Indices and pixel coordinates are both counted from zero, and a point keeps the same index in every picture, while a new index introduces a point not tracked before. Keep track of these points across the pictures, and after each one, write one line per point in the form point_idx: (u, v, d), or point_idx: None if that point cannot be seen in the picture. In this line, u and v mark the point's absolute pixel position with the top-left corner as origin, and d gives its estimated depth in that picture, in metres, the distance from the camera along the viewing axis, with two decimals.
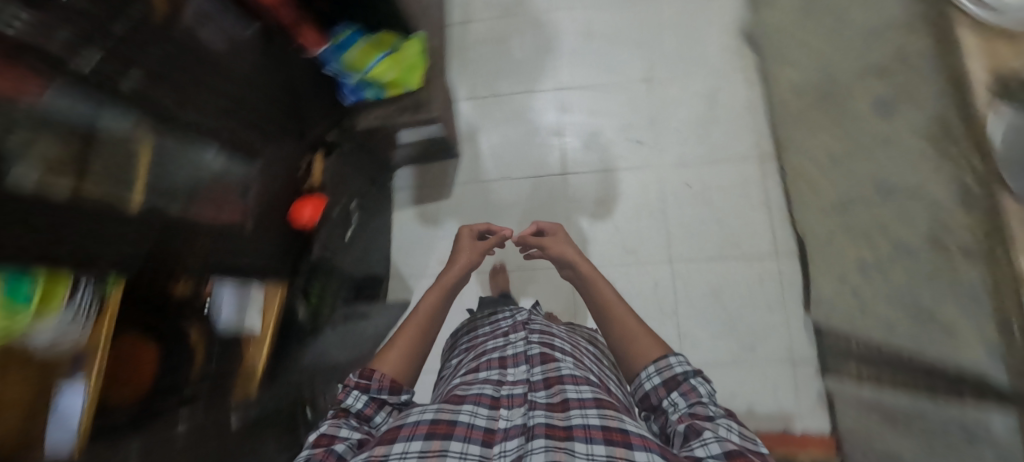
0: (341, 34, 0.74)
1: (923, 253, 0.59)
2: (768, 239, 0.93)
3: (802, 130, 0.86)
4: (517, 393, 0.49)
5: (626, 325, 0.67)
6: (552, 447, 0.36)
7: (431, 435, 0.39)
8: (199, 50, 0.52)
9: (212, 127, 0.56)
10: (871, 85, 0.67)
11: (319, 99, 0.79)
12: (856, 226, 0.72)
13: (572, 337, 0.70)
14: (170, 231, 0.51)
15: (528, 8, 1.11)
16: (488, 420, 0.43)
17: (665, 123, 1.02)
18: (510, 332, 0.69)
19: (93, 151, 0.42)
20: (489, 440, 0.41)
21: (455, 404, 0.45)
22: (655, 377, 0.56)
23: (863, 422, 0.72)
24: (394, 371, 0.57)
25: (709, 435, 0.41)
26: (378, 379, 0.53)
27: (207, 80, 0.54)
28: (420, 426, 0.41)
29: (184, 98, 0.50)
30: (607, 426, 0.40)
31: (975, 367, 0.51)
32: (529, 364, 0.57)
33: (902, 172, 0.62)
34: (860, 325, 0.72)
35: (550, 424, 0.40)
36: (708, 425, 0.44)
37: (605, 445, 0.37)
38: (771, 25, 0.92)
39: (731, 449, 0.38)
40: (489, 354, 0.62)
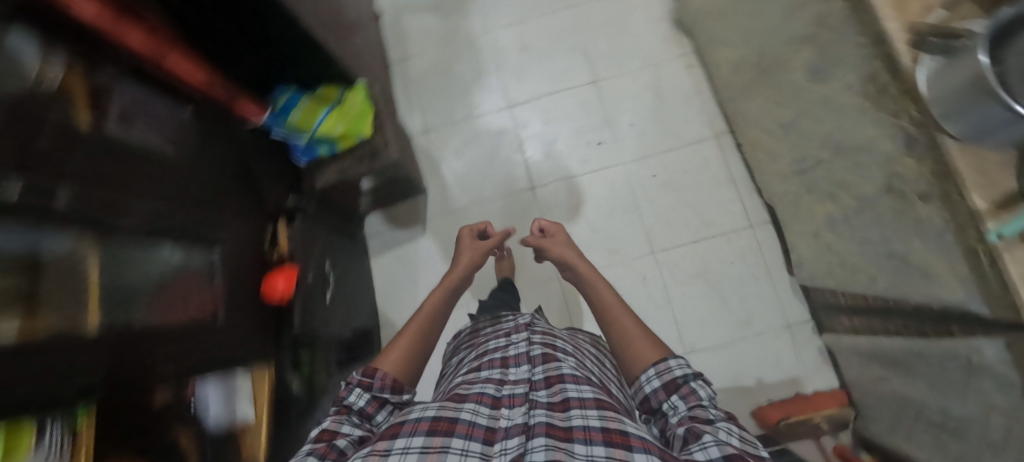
0: (282, 98, 0.75)
1: (885, 203, 0.61)
2: (740, 213, 0.95)
3: (748, 104, 0.88)
4: (519, 392, 0.44)
5: (625, 327, 0.62)
6: (552, 447, 0.32)
7: (433, 433, 0.35)
8: (125, 147, 0.48)
9: (160, 220, 0.50)
10: (802, 54, 0.70)
11: (271, 166, 0.77)
12: (818, 187, 0.75)
13: (574, 341, 0.65)
14: (133, 338, 0.43)
15: (464, 34, 1.12)
16: (489, 419, 0.39)
17: (617, 120, 1.02)
18: (512, 333, 0.64)
19: (44, 276, 0.38)
20: (490, 440, 0.36)
21: (456, 402, 0.41)
22: (652, 379, 0.51)
23: (868, 371, 0.74)
24: (396, 372, 0.52)
25: (709, 439, 0.36)
26: (380, 378, 0.48)
27: (146, 169, 0.50)
28: (421, 423, 0.37)
29: (119, 195, 0.45)
30: (608, 428, 0.36)
31: (958, 303, 0.53)
32: (531, 364, 0.52)
33: (847, 131, 0.65)
34: (843, 279, 0.74)
35: (551, 423, 0.36)
36: (709, 427, 0.39)
37: (604, 447, 0.33)
38: (698, 11, 0.96)
39: (733, 452, 0.34)
40: (491, 353, 0.57)
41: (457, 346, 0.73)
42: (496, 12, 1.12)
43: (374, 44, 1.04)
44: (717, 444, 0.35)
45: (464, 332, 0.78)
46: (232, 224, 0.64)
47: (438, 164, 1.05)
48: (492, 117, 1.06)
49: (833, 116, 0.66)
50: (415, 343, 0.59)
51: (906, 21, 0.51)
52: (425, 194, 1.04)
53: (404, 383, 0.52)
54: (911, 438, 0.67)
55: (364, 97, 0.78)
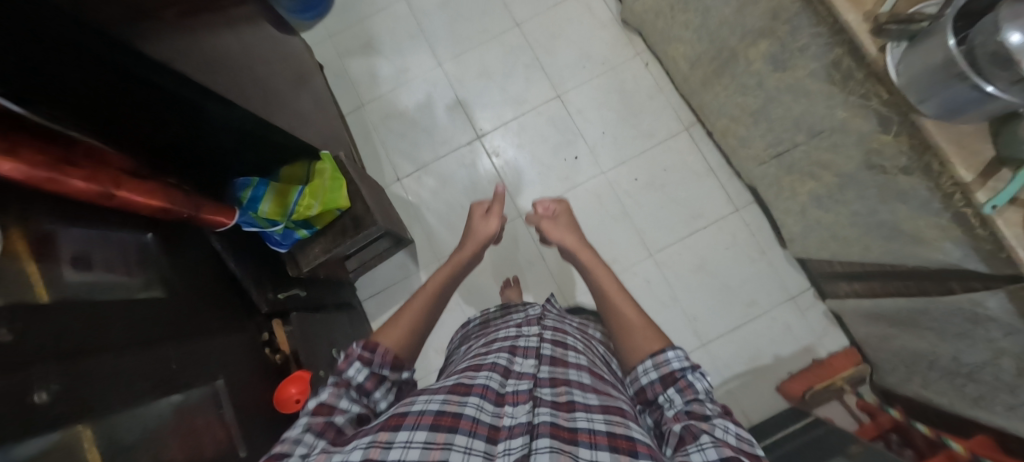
0: (247, 191, 0.72)
1: (866, 178, 0.64)
2: (724, 198, 0.97)
3: (711, 95, 0.90)
4: (524, 388, 0.42)
5: (625, 318, 0.61)
6: (557, 450, 0.32)
7: (436, 426, 0.33)
8: (91, 302, 0.43)
9: (149, 360, 0.45)
10: (757, 47, 0.71)
11: (259, 265, 0.71)
12: (797, 167, 0.77)
13: (584, 337, 0.66)
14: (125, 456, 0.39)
15: (414, 72, 1.08)
16: (492, 417, 0.38)
17: (586, 131, 1.02)
18: (522, 325, 0.63)
19: None
20: (494, 438, 0.35)
21: (460, 394, 0.39)
22: (650, 371, 0.50)
23: (876, 329, 0.78)
24: (396, 346, 0.53)
25: (705, 439, 0.36)
26: (381, 353, 0.48)
27: (120, 315, 0.45)
28: (424, 416, 0.35)
29: (98, 346, 0.41)
30: (614, 431, 0.36)
31: (953, 262, 0.56)
32: (540, 357, 0.50)
33: (816, 115, 0.67)
34: (838, 249, 0.77)
35: (556, 423, 0.35)
36: (707, 426, 0.38)
37: (609, 451, 0.33)
38: (642, 12, 0.96)
39: (727, 454, 0.33)
40: (500, 343, 0.56)
41: (466, 337, 0.74)
42: (442, 43, 1.08)
43: (325, 102, 0.98)
44: (711, 445, 0.35)
45: (474, 322, 0.79)
46: (232, 340, 0.58)
47: (420, 210, 1.02)
48: (462, 152, 1.03)
49: (801, 101, 0.68)
50: (417, 324, 0.59)
51: (862, 11, 0.52)
52: (412, 243, 1.01)
53: (403, 359, 0.52)
54: (929, 385, 0.71)
55: (334, 166, 0.77)
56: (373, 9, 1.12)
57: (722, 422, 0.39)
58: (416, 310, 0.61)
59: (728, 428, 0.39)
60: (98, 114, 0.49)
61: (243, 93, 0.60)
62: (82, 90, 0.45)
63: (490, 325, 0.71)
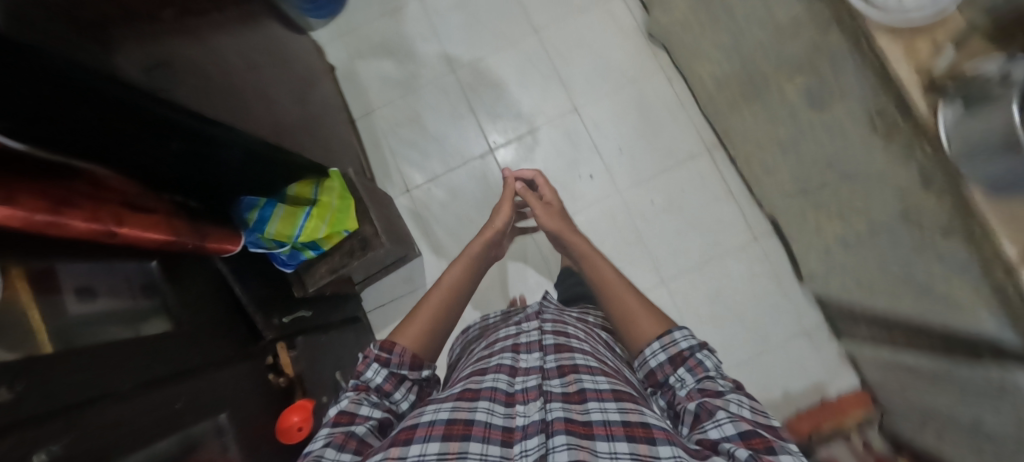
0: (253, 212, 0.71)
1: (901, 232, 0.60)
2: (743, 227, 0.93)
3: (738, 121, 0.85)
4: (532, 386, 0.43)
5: (621, 306, 0.60)
6: (575, 446, 0.31)
7: (449, 436, 0.33)
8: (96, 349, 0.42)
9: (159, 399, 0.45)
10: (793, 81, 0.66)
11: (264, 288, 0.70)
12: (826, 207, 0.73)
13: (586, 325, 0.65)
14: None
15: (427, 78, 1.04)
16: (504, 418, 0.38)
17: (604, 149, 0.98)
18: (523, 322, 0.64)
19: None
20: (509, 441, 0.35)
21: (468, 400, 0.39)
22: (659, 354, 0.50)
23: (893, 377, 0.76)
24: (413, 346, 0.55)
25: (722, 418, 0.37)
26: (398, 354, 0.51)
27: (119, 354, 0.44)
28: (435, 426, 0.35)
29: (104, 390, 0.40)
30: (629, 421, 0.35)
31: (986, 331, 0.53)
32: (543, 351, 0.51)
33: (853, 160, 0.63)
34: (862, 294, 0.74)
35: (570, 418, 0.35)
36: (722, 403, 0.40)
37: (627, 442, 0.33)
38: (670, 27, 0.90)
39: (745, 430, 0.35)
40: (503, 343, 0.57)
41: (468, 345, 0.72)
42: (457, 48, 1.04)
43: (334, 107, 0.95)
44: (726, 422, 0.36)
45: (474, 330, 0.77)
46: (237, 368, 0.57)
47: (428, 223, 1.00)
48: (473, 165, 1.00)
49: (837, 144, 0.64)
50: (436, 319, 0.61)
51: (915, 63, 0.48)
52: (420, 256, 0.99)
53: (422, 358, 0.54)
54: (944, 440, 0.69)
55: (342, 185, 0.76)
56: (386, 8, 1.07)
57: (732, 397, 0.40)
58: (433, 302, 0.64)
59: (741, 400, 0.40)
60: (93, 146, 0.47)
61: (252, 126, 0.59)
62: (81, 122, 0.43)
63: (490, 329, 0.71)
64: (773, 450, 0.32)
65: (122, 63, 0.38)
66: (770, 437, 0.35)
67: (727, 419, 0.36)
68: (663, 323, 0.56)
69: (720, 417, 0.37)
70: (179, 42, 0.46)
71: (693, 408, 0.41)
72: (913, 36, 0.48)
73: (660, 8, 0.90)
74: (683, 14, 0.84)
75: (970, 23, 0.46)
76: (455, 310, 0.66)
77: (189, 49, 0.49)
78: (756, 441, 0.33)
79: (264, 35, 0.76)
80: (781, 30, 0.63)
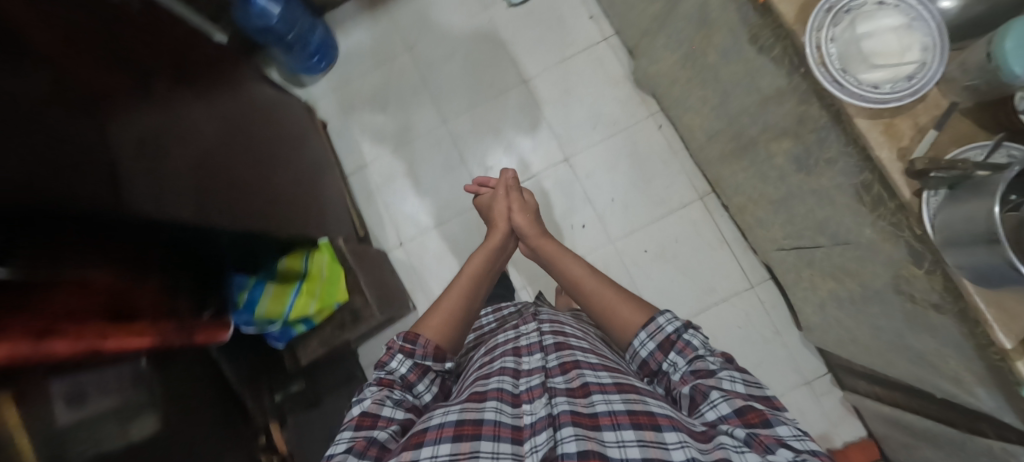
0: (242, 293, 0.72)
1: (894, 300, 0.59)
2: (739, 274, 0.92)
3: (728, 171, 0.85)
4: (536, 384, 0.44)
5: (597, 301, 0.64)
6: (582, 436, 0.32)
7: (460, 437, 0.33)
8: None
9: None
10: (780, 144, 0.66)
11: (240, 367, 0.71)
12: (818, 264, 0.72)
13: (581, 325, 0.68)
14: None
15: (418, 131, 1.05)
16: (513, 418, 0.38)
17: (596, 198, 0.98)
18: (520, 325, 0.66)
19: None
20: (519, 439, 0.35)
21: (477, 401, 0.39)
22: (647, 342, 0.53)
23: (895, 433, 0.74)
24: (437, 338, 0.56)
25: (717, 401, 0.38)
26: (422, 345, 0.53)
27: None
28: (444, 428, 0.35)
29: None
30: (635, 410, 0.36)
31: (986, 409, 0.51)
32: (544, 352, 0.53)
33: (842, 227, 0.61)
34: (860, 351, 0.73)
35: (576, 411, 0.35)
36: (717, 377, 0.42)
37: (633, 429, 0.33)
38: (656, 77, 0.90)
39: (742, 405, 0.37)
40: (502, 346, 0.57)
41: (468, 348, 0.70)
42: (449, 100, 1.05)
43: (325, 165, 0.96)
44: (720, 400, 0.38)
45: (473, 334, 0.74)
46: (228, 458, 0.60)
47: (421, 277, 1.00)
48: (465, 217, 1.01)
49: (826, 209, 0.63)
50: (458, 309, 0.63)
51: (898, 147, 0.48)
52: (415, 310, 0.98)
53: (445, 350, 0.56)
54: None
55: (332, 255, 0.78)
56: (376, 62, 1.08)
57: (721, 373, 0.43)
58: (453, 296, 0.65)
59: (733, 375, 0.42)
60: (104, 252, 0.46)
61: (229, 208, 0.60)
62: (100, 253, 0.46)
63: (486, 334, 0.72)
64: (768, 422, 0.35)
65: (122, 154, 0.43)
66: (764, 408, 0.37)
67: (720, 396, 0.39)
68: (640, 306, 0.60)
69: (711, 394, 0.39)
70: (170, 131, 0.52)
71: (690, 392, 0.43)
72: (893, 120, 0.48)
73: (647, 60, 0.90)
74: (668, 67, 0.84)
75: (952, 102, 0.47)
76: (474, 300, 0.68)
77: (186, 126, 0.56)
78: (751, 416, 0.35)
79: (254, 107, 0.78)
80: (766, 97, 0.63)
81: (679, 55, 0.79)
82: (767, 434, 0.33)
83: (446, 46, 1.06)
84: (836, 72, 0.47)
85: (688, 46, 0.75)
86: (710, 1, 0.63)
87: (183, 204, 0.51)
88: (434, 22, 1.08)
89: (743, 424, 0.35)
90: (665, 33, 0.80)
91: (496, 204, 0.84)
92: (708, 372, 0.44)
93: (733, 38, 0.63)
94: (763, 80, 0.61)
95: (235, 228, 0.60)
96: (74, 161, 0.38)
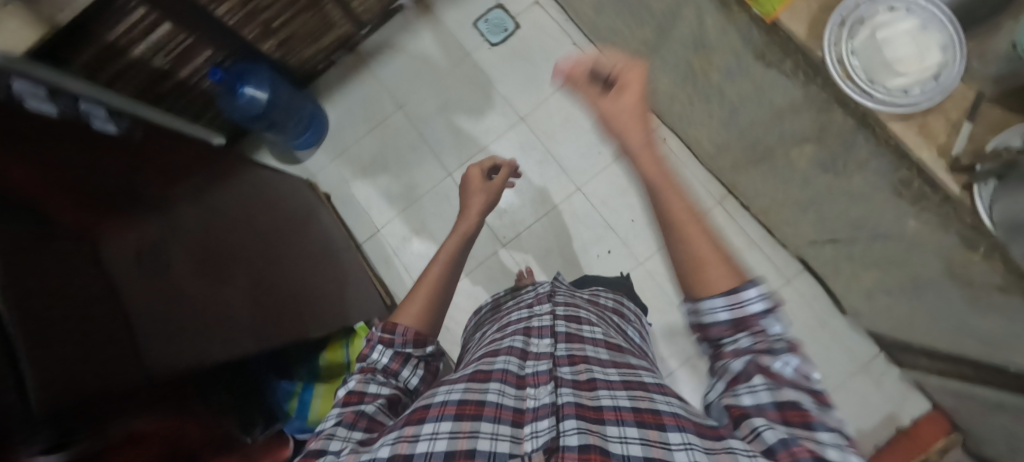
0: (294, 400, 0.73)
1: (950, 287, 0.58)
2: (774, 272, 0.92)
3: (744, 176, 0.85)
4: (543, 369, 0.40)
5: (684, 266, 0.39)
6: (586, 429, 0.27)
7: (461, 415, 0.31)
8: None
9: None
10: (801, 150, 0.66)
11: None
12: (860, 256, 0.72)
13: (598, 311, 0.66)
14: None
15: (426, 187, 1.03)
16: (515, 400, 0.35)
17: (615, 221, 0.97)
18: (535, 304, 0.62)
19: None
20: (520, 421, 0.32)
21: (480, 381, 0.37)
22: (721, 306, 0.34)
23: (967, 406, 0.73)
24: (416, 326, 0.53)
25: (748, 392, 0.28)
26: (401, 334, 0.50)
27: None
28: (447, 406, 0.33)
29: None
30: (639, 408, 0.31)
31: None
32: (554, 337, 0.49)
33: (882, 222, 0.61)
34: (917, 330, 0.72)
35: (580, 403, 0.31)
36: (779, 358, 0.29)
37: (637, 427, 0.28)
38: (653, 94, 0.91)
39: (783, 396, 0.26)
40: (514, 325, 0.56)
41: (481, 323, 0.70)
42: (449, 152, 1.04)
43: (338, 244, 0.93)
44: (759, 382, 0.28)
45: (485, 309, 0.76)
46: None
47: (457, 335, 0.97)
48: (489, 266, 0.99)
49: (862, 208, 0.63)
50: (434, 299, 0.60)
51: (936, 145, 0.47)
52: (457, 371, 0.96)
53: (425, 335, 0.53)
54: None
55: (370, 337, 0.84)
56: (368, 125, 1.07)
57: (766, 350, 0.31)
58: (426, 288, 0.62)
59: (801, 370, 0.29)
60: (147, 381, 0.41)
61: (234, 302, 0.58)
62: (140, 378, 0.40)
63: (501, 308, 0.70)
64: (809, 421, 0.24)
65: (122, 262, 0.43)
66: (806, 404, 0.26)
67: (754, 376, 0.28)
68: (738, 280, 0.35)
69: (747, 371, 0.29)
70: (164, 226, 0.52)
71: (727, 381, 0.31)
72: (926, 122, 0.48)
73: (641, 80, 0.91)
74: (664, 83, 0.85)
75: (979, 92, 0.48)
76: (449, 289, 0.65)
77: (180, 217, 0.56)
78: (794, 412, 0.25)
79: (241, 183, 0.75)
80: (780, 109, 0.63)
81: (676, 74, 0.79)
82: (805, 436, 0.23)
83: (430, 97, 1.06)
84: (863, 84, 0.47)
85: (685, 66, 0.75)
86: (706, 26, 0.64)
87: (189, 310, 0.50)
88: (417, 74, 1.07)
89: (779, 420, 0.25)
90: (657, 54, 0.80)
91: (471, 179, 0.82)
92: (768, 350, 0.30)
93: (736, 58, 0.63)
94: (775, 95, 0.62)
95: (242, 319, 0.59)
96: (67, 280, 0.36)
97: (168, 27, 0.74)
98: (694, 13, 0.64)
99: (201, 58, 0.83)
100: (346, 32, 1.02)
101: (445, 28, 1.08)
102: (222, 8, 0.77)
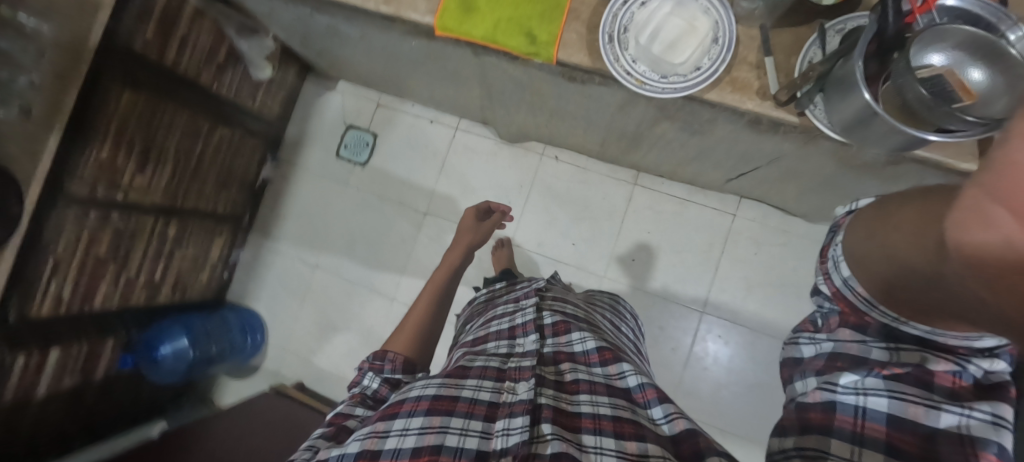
0: None
1: (851, 178, 0.58)
2: (713, 215, 0.91)
3: (637, 156, 0.85)
4: (526, 364, 0.40)
5: (902, 218, 0.23)
6: (560, 435, 0.31)
7: (432, 410, 0.33)
8: None
9: None
10: (659, 127, 0.66)
11: None
12: (769, 176, 0.72)
13: (588, 306, 0.65)
14: None
15: (377, 321, 1.01)
16: (493, 393, 0.36)
17: (559, 253, 0.96)
18: (523, 296, 0.58)
19: None
20: (494, 415, 0.34)
21: (457, 377, 0.38)
22: (910, 322, 0.26)
23: None
24: (406, 353, 0.52)
25: (847, 397, 0.27)
26: (390, 360, 0.48)
27: None
28: (420, 401, 0.34)
29: None
30: (620, 415, 0.34)
31: None
32: (540, 333, 0.48)
33: (761, 151, 0.61)
34: None
35: (558, 407, 0.35)
36: (954, 369, 0.25)
37: (614, 438, 0.32)
38: (519, 129, 0.91)
39: (908, 415, 0.25)
40: (499, 320, 0.54)
41: (472, 316, 0.68)
42: (377, 270, 1.03)
43: None
44: (874, 389, 0.26)
45: (480, 299, 0.73)
46: None
47: None
48: None
49: (738, 148, 0.63)
50: (423, 325, 0.61)
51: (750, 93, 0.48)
52: None
53: (415, 360, 0.52)
54: None
55: None
56: (297, 299, 1.06)
57: (911, 343, 0.27)
58: (416, 318, 0.63)
59: (994, 371, 0.25)
60: None
61: None
62: None
63: (494, 299, 0.67)
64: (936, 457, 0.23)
65: None
66: (956, 431, 0.23)
67: (859, 378, 0.27)
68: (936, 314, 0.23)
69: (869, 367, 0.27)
70: None
71: (828, 350, 0.30)
72: (731, 85, 0.49)
73: (502, 123, 0.91)
74: (523, 119, 0.84)
75: (761, 26, 0.48)
76: (439, 319, 0.65)
77: None
78: (907, 437, 0.25)
79: (226, 431, 0.81)
80: (618, 107, 0.63)
81: (525, 111, 0.79)
82: None
83: (337, 231, 1.06)
84: (659, 84, 0.48)
85: (527, 103, 0.75)
86: (514, 76, 0.64)
87: None
88: (308, 216, 1.07)
89: (881, 444, 0.25)
90: (500, 105, 0.81)
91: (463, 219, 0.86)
92: (945, 351, 0.26)
93: (556, 89, 0.63)
94: (607, 103, 0.62)
95: None
96: None
97: (56, 352, 0.69)
98: (498, 70, 0.63)
99: (107, 352, 0.80)
100: (228, 235, 1.02)
101: (312, 176, 1.08)
102: (97, 301, 0.75)
